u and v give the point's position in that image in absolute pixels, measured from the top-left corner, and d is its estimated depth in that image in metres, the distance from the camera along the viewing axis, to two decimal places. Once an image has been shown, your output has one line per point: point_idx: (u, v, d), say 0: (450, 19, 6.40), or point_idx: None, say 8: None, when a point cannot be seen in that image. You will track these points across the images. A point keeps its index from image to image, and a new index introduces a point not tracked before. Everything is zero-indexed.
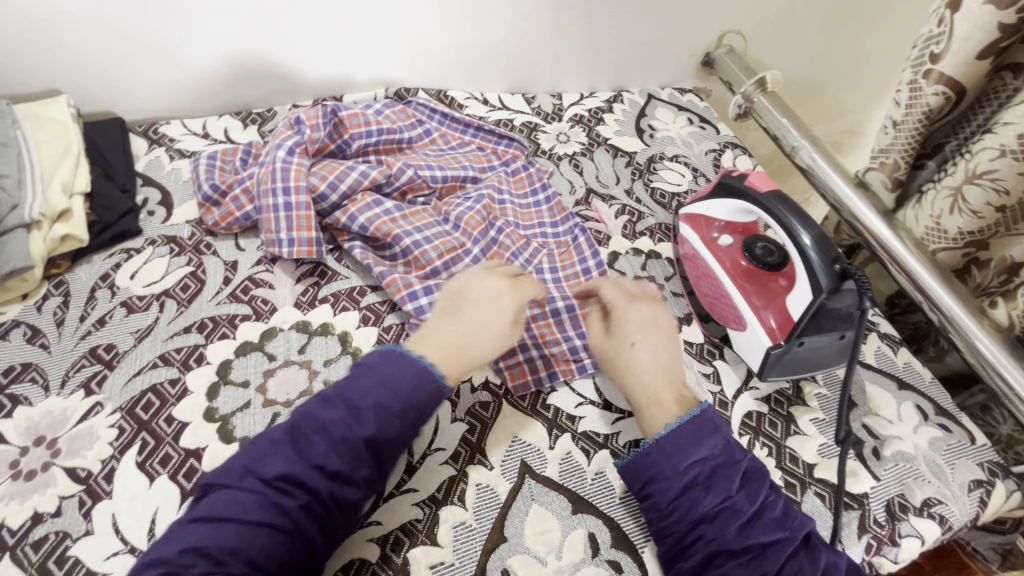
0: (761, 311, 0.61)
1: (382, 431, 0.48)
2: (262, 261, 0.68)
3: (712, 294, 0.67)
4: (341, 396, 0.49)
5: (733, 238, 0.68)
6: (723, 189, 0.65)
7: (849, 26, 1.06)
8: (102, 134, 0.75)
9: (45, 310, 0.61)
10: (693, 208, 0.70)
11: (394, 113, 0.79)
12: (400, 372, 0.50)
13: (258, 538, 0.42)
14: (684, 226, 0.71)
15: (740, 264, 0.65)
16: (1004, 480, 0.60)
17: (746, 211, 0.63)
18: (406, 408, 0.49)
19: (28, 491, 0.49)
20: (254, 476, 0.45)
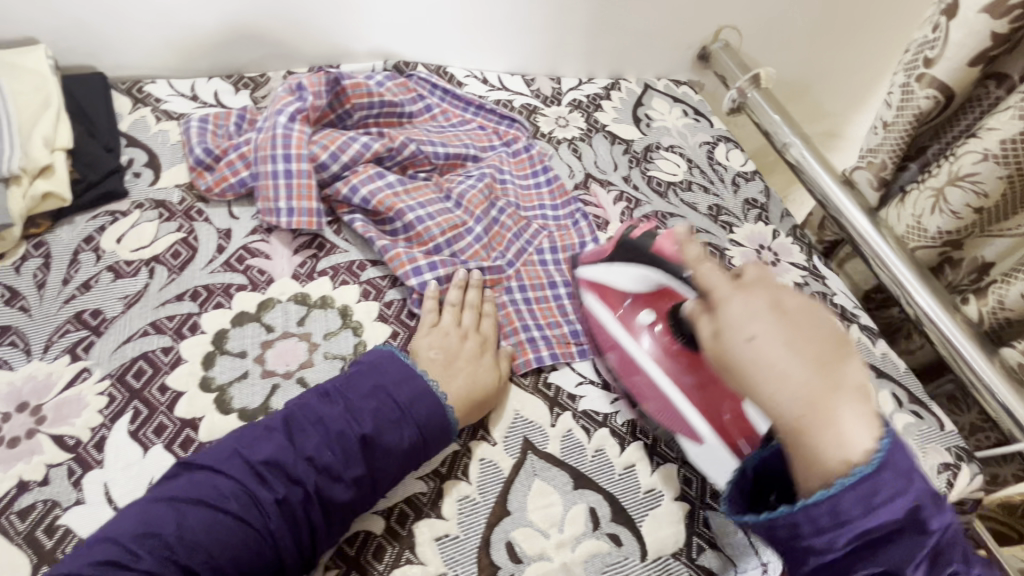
0: (711, 412, 0.57)
1: (347, 470, 0.46)
2: (257, 230, 0.65)
3: (643, 391, 0.60)
4: (309, 423, 0.47)
5: (649, 317, 0.63)
6: (638, 257, 0.61)
7: (837, 27, 1.08)
8: (83, 88, 0.71)
9: (24, 272, 0.57)
10: (596, 275, 0.64)
11: (397, 85, 0.77)
12: (397, 397, 0.50)
13: (250, 544, 0.42)
14: (587, 294, 0.64)
15: (670, 345, 0.61)
16: (968, 463, 0.65)
17: (654, 281, 0.60)
18: (376, 443, 0.47)
19: (12, 458, 0.47)
20: (143, 536, 0.40)
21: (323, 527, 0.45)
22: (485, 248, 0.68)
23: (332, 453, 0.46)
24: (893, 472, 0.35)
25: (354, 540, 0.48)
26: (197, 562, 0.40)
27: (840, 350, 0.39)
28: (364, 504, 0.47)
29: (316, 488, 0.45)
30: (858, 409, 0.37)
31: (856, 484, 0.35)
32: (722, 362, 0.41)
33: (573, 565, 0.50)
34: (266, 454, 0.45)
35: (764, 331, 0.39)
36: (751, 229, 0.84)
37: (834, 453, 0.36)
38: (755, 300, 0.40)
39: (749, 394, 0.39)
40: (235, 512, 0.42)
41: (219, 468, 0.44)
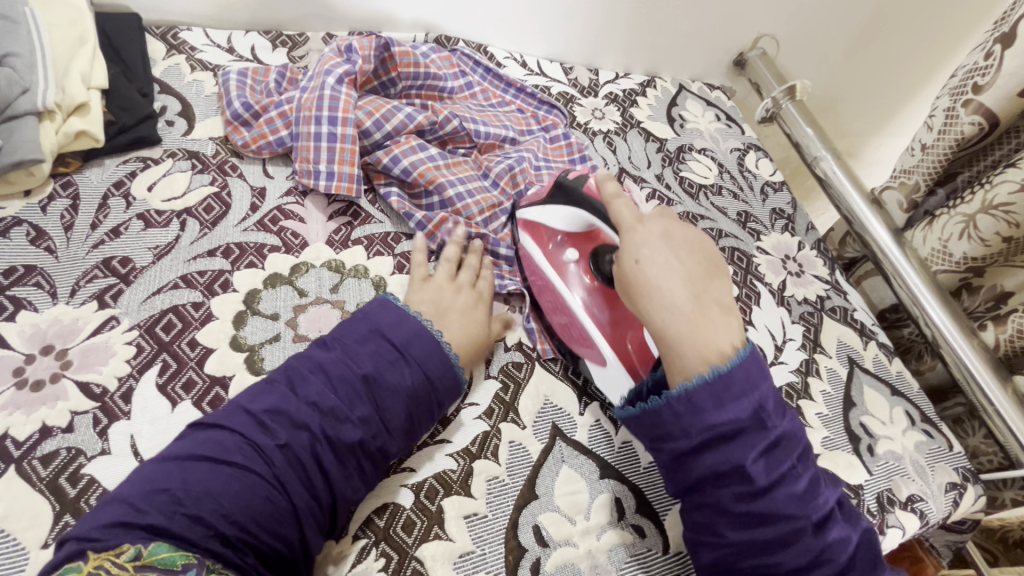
0: (615, 339, 0.55)
1: (352, 410, 0.45)
2: (291, 192, 0.64)
3: (565, 325, 0.59)
4: (310, 371, 0.46)
5: (574, 251, 0.60)
6: (564, 196, 0.58)
7: (871, 47, 1.07)
8: (118, 28, 0.68)
9: (50, 211, 0.55)
10: (530, 213, 0.62)
11: (440, 59, 0.75)
12: (390, 342, 0.49)
13: (261, 490, 0.40)
14: (522, 234, 0.63)
15: (586, 282, 0.59)
16: (973, 484, 0.66)
17: (582, 220, 0.58)
18: (378, 383, 0.46)
19: (36, 402, 0.45)
20: (152, 493, 0.38)
21: (340, 473, 0.43)
22: None
23: (335, 392, 0.45)
24: (745, 373, 0.41)
25: (383, 511, 0.47)
26: (209, 512, 0.38)
27: (714, 268, 0.47)
28: (375, 448, 0.45)
29: (323, 431, 0.43)
30: (724, 325, 0.44)
31: (713, 381, 0.41)
32: (625, 280, 0.47)
33: (597, 552, 0.49)
34: (272, 405, 0.44)
35: (657, 256, 0.46)
36: (778, 238, 0.84)
37: (694, 350, 0.42)
38: (649, 242, 0.47)
39: (638, 306, 0.46)
40: (243, 462, 0.40)
41: (226, 423, 0.42)
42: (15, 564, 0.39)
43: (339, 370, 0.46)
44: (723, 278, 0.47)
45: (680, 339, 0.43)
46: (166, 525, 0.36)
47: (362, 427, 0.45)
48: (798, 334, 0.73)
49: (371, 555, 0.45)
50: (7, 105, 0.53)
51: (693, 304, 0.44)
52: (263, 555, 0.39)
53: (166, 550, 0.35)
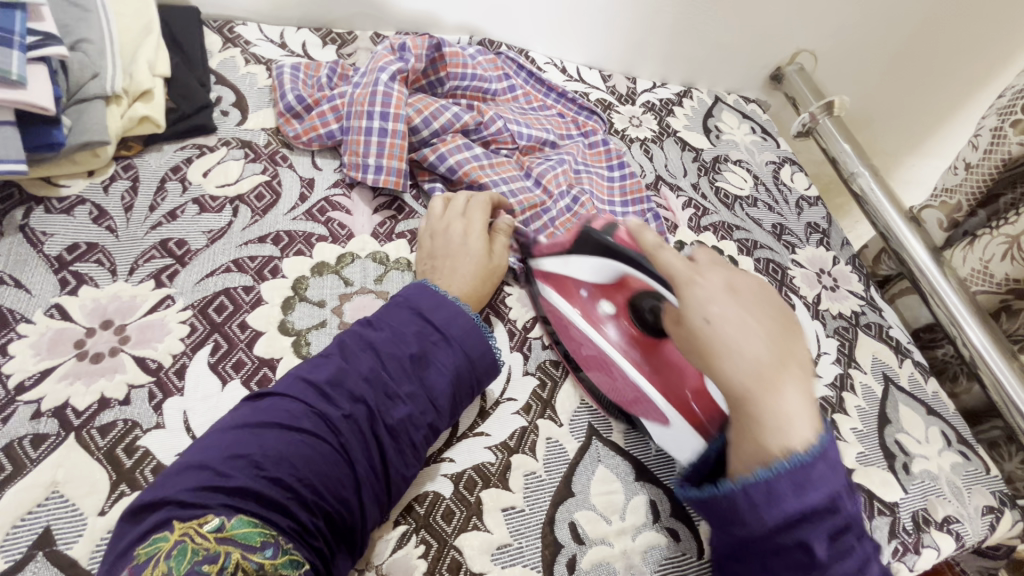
0: (676, 393, 0.53)
1: (401, 386, 0.46)
2: (339, 184, 0.65)
3: (615, 381, 0.56)
4: (360, 348, 0.47)
5: (606, 301, 0.57)
6: (590, 246, 0.57)
7: (912, 66, 1.07)
8: (179, 20, 0.70)
9: (112, 192, 0.57)
10: (555, 268, 0.60)
11: (486, 61, 0.77)
12: (431, 321, 0.50)
13: (328, 457, 0.41)
14: (544, 286, 0.61)
15: (631, 333, 0.56)
16: (1010, 510, 0.65)
17: (611, 270, 0.56)
18: (425, 360, 0.48)
19: (95, 373, 0.46)
20: (230, 458, 0.38)
21: (396, 452, 0.44)
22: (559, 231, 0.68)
23: (387, 368, 0.46)
24: (825, 463, 0.39)
25: (423, 499, 0.48)
26: (287, 476, 0.39)
27: (786, 322, 0.45)
28: (427, 422, 0.46)
29: (378, 407, 0.45)
30: (804, 391, 0.42)
31: (794, 467, 0.38)
32: (699, 345, 0.46)
33: (632, 553, 0.49)
34: (330, 374, 0.45)
35: (726, 312, 0.45)
36: (812, 252, 0.84)
37: (774, 420, 0.40)
38: (716, 298, 0.46)
39: (709, 367, 0.45)
40: (311, 429, 0.41)
41: (288, 392, 0.43)
42: (73, 529, 0.40)
43: (388, 355, 0.47)
44: (795, 333, 0.45)
45: (769, 411, 0.41)
46: (252, 490, 0.37)
47: (411, 402, 0.46)
48: (833, 348, 0.72)
49: (410, 542, 0.45)
50: (78, 88, 0.55)
51: (782, 368, 0.42)
52: (331, 522, 0.40)
53: (247, 524, 0.35)
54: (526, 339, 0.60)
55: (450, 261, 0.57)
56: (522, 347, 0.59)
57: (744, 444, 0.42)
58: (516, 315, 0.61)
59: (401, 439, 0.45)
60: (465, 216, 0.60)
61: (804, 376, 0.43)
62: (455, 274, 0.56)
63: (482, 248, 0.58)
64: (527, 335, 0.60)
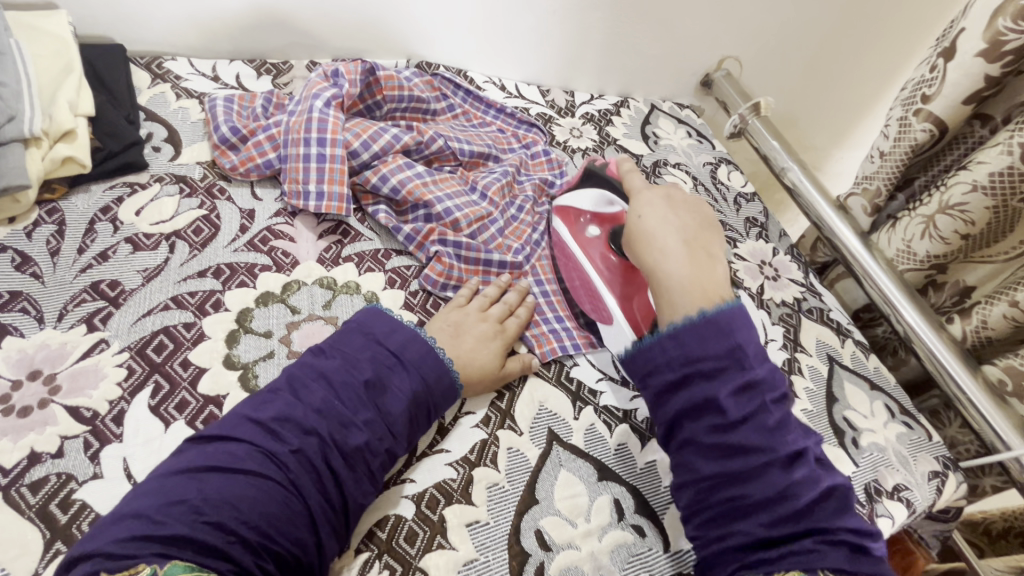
0: (626, 304, 0.62)
1: (357, 414, 0.46)
2: (281, 213, 0.64)
3: (586, 290, 0.65)
4: (311, 378, 0.47)
5: (599, 229, 0.68)
6: (595, 179, 0.71)
7: (828, 67, 1.15)
8: (103, 58, 0.68)
9: (36, 238, 0.55)
10: (558, 202, 0.71)
11: (422, 83, 0.77)
12: (391, 347, 0.51)
13: (278, 495, 0.41)
14: (553, 218, 0.71)
15: (608, 258, 0.65)
16: (954, 472, 0.69)
17: (608, 199, 0.68)
18: (379, 387, 0.48)
19: (23, 428, 0.44)
20: (167, 505, 0.38)
21: (351, 478, 0.44)
22: (507, 241, 0.69)
23: (332, 398, 0.46)
24: (738, 319, 0.48)
25: (385, 524, 0.47)
26: (229, 519, 0.39)
27: (707, 227, 0.59)
28: (382, 447, 0.46)
29: (331, 435, 0.44)
30: (712, 267, 0.53)
31: (702, 320, 0.48)
32: (631, 236, 0.58)
33: (600, 554, 0.50)
34: (278, 412, 0.45)
35: (655, 212, 0.58)
36: (753, 246, 0.88)
37: (680, 284, 0.51)
38: (653, 205, 0.59)
39: (644, 259, 0.56)
40: (256, 468, 0.41)
41: (235, 434, 0.43)
42: None
43: (340, 380, 0.47)
44: (717, 237, 0.58)
45: (681, 279, 0.52)
46: (188, 537, 0.37)
47: (368, 429, 0.46)
48: (779, 335, 0.76)
49: (373, 569, 0.45)
50: None
51: (689, 245, 0.55)
52: (283, 563, 0.40)
53: (181, 570, 0.35)
54: None
55: (467, 341, 0.56)
56: None
57: (667, 303, 0.52)
58: None
59: (356, 465, 0.45)
60: (501, 324, 0.60)
61: (712, 258, 0.55)
62: (472, 364, 0.55)
63: (497, 356, 0.56)
64: None
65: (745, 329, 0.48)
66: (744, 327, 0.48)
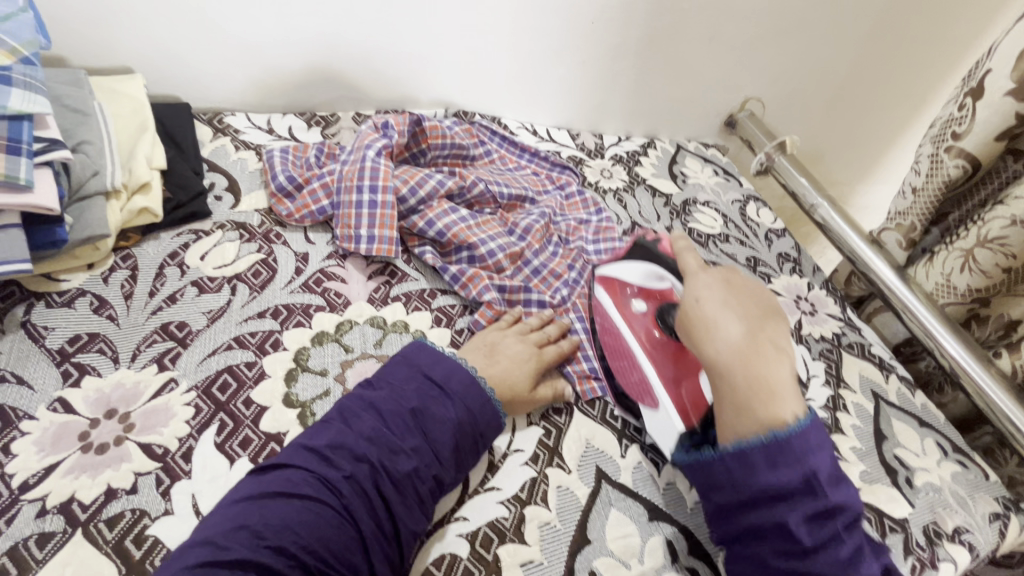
0: (673, 388, 0.59)
1: (405, 441, 0.47)
2: (333, 256, 0.68)
3: (627, 370, 0.62)
4: (362, 408, 0.49)
5: (647, 305, 0.64)
6: (642, 255, 0.67)
7: (851, 106, 1.18)
8: (171, 116, 0.74)
9: (112, 282, 0.58)
10: (606, 271, 0.68)
11: (462, 131, 0.82)
12: (429, 378, 0.52)
13: (332, 522, 0.42)
14: (597, 289, 0.68)
15: (653, 335, 0.63)
16: (1016, 514, 0.66)
17: (658, 274, 0.65)
18: (424, 415, 0.49)
19: (100, 465, 0.46)
20: (233, 530, 0.40)
21: (402, 505, 0.45)
22: (545, 280, 0.72)
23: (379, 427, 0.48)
24: (805, 440, 0.46)
25: (440, 563, 0.47)
26: (291, 544, 0.40)
27: (770, 315, 0.55)
28: (429, 474, 0.47)
29: (381, 461, 0.46)
30: (779, 367, 0.50)
31: (768, 441, 0.46)
32: (686, 319, 0.56)
33: None
34: (332, 440, 0.46)
35: (712, 296, 0.56)
36: (787, 281, 0.88)
37: (747, 386, 0.49)
38: (711, 288, 0.56)
39: (694, 343, 0.54)
40: (313, 494, 0.43)
41: (295, 462, 0.45)
42: None
43: (389, 407, 0.49)
44: (782, 327, 0.54)
45: (744, 395, 0.49)
46: (255, 561, 0.38)
47: (416, 457, 0.47)
48: (820, 370, 0.75)
49: None
50: (79, 187, 0.57)
51: (754, 336, 0.52)
52: None
53: None
54: None
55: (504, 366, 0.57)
56: None
57: (731, 403, 0.50)
58: None
59: (405, 491, 0.46)
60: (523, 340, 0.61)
61: (786, 367, 0.50)
62: (512, 384, 0.56)
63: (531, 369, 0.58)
64: None
65: (817, 447, 0.46)
66: (819, 446, 0.46)
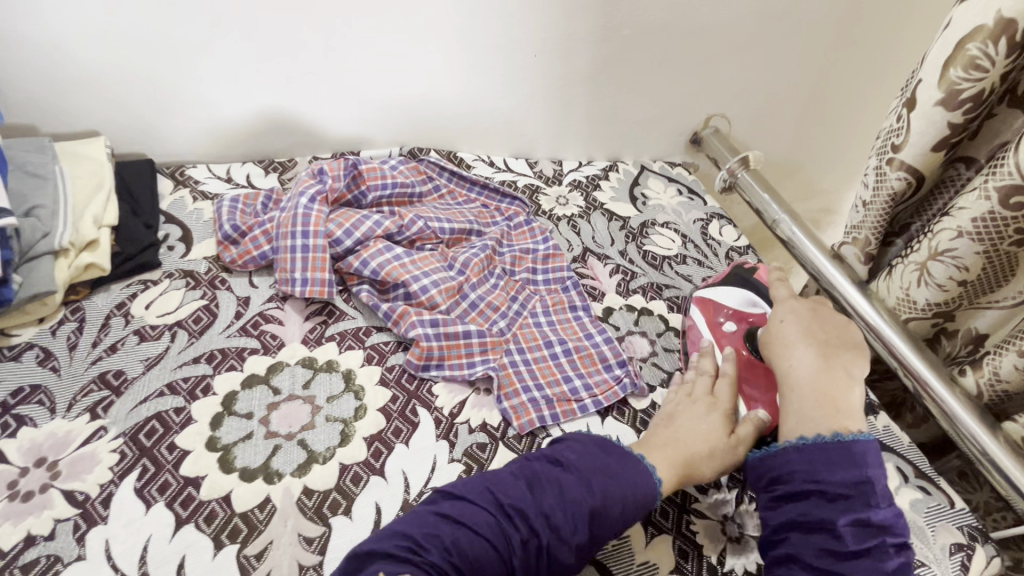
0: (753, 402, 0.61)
1: (573, 534, 0.47)
2: (273, 298, 0.70)
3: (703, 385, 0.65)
4: (548, 481, 0.49)
5: (738, 327, 0.68)
6: (745, 283, 0.72)
7: (821, 114, 1.16)
8: (132, 173, 0.80)
9: (59, 335, 0.62)
10: (708, 294, 0.74)
11: (408, 170, 0.85)
12: (610, 461, 0.52)
13: (490, 567, 0.45)
14: (693, 309, 0.74)
15: (742, 354, 0.65)
16: (984, 545, 0.62)
17: (752, 302, 0.69)
18: (600, 516, 0.48)
19: (24, 512, 0.49)
20: (426, 535, 0.45)
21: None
22: (482, 314, 0.73)
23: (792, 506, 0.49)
24: (871, 454, 0.49)
25: None
26: (451, 566, 0.44)
27: (848, 344, 0.58)
28: (583, 564, 0.47)
29: (547, 544, 0.46)
30: (852, 390, 0.55)
31: (831, 444, 0.50)
32: (764, 341, 0.61)
33: None
34: (514, 501, 0.48)
35: (791, 320, 0.60)
36: None
37: (825, 401, 0.53)
38: (797, 312, 0.61)
39: (771, 359, 0.60)
40: (489, 536, 0.45)
41: (477, 500, 0.48)
42: None
43: (573, 495, 0.48)
44: (858, 357, 0.57)
45: (826, 407, 0.53)
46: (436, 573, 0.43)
47: (576, 552, 0.47)
48: None
49: None
50: (29, 248, 0.63)
51: (826, 357, 0.56)
52: None
53: None
54: (453, 425, 0.62)
55: (681, 433, 0.58)
56: (448, 435, 0.61)
57: (812, 412, 0.53)
58: (443, 403, 0.64)
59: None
60: (712, 395, 0.61)
61: (846, 388, 0.55)
62: (699, 464, 0.56)
63: (720, 424, 0.58)
64: (453, 422, 0.62)
65: (877, 464, 0.49)
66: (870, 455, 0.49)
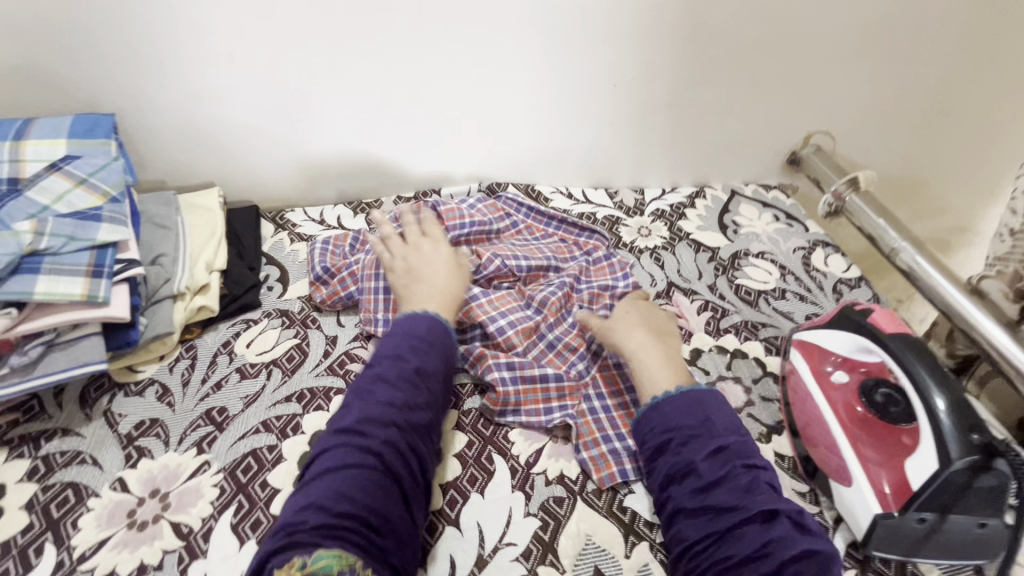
0: (876, 470, 0.55)
1: (416, 399, 0.55)
2: (358, 337, 0.73)
3: (819, 442, 0.60)
4: (371, 383, 0.56)
5: (851, 377, 0.63)
6: (850, 324, 0.62)
7: (950, 123, 1.02)
8: (239, 220, 0.87)
9: (175, 371, 0.69)
10: (809, 336, 0.66)
11: (487, 206, 0.86)
12: (418, 330, 0.61)
13: (377, 478, 0.49)
14: (794, 354, 0.67)
15: (856, 410, 0.60)
16: None
17: (866, 348, 0.60)
18: (425, 373, 0.57)
19: (139, 541, 0.54)
20: (300, 511, 0.46)
21: (428, 452, 0.54)
22: (559, 356, 0.70)
23: (699, 463, 0.51)
24: None
25: None
26: (349, 509, 0.46)
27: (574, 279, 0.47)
28: (437, 421, 0.57)
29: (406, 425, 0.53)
30: None
31: None
32: None
33: None
34: (361, 416, 0.52)
35: None
36: None
37: None
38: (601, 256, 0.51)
39: None
40: (358, 464, 0.49)
41: (330, 444, 0.51)
42: None
43: (395, 370, 0.56)
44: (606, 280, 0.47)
45: None
46: (334, 525, 0.45)
47: (429, 409, 0.56)
48: None
49: None
50: (154, 292, 0.69)
51: None
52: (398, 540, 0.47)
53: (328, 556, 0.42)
54: (529, 476, 0.60)
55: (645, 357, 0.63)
56: (524, 486, 0.59)
57: None
58: (519, 451, 0.62)
59: (425, 442, 0.54)
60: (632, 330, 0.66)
61: None
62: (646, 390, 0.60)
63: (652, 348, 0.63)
64: (529, 471, 0.60)
65: None
66: None
